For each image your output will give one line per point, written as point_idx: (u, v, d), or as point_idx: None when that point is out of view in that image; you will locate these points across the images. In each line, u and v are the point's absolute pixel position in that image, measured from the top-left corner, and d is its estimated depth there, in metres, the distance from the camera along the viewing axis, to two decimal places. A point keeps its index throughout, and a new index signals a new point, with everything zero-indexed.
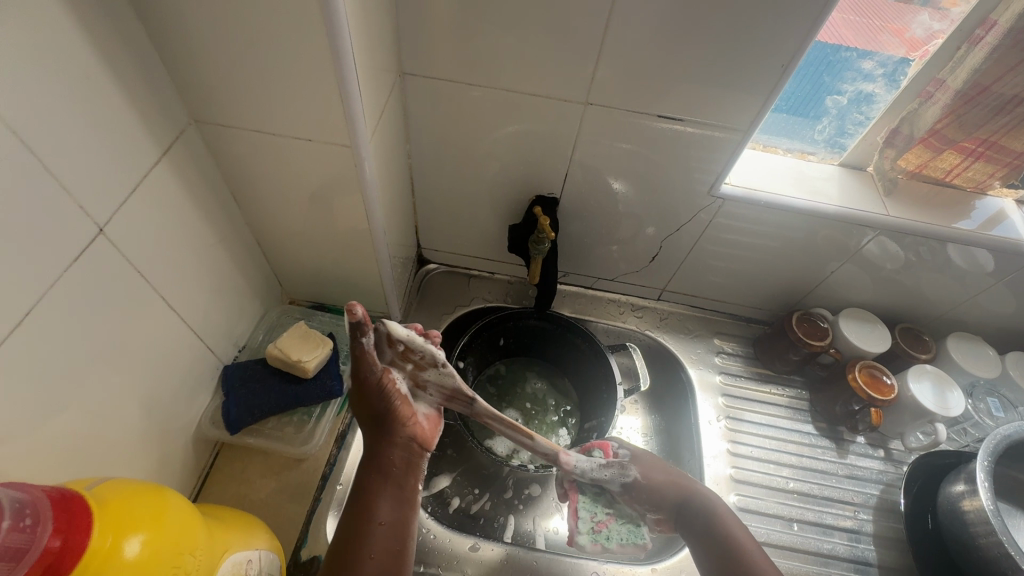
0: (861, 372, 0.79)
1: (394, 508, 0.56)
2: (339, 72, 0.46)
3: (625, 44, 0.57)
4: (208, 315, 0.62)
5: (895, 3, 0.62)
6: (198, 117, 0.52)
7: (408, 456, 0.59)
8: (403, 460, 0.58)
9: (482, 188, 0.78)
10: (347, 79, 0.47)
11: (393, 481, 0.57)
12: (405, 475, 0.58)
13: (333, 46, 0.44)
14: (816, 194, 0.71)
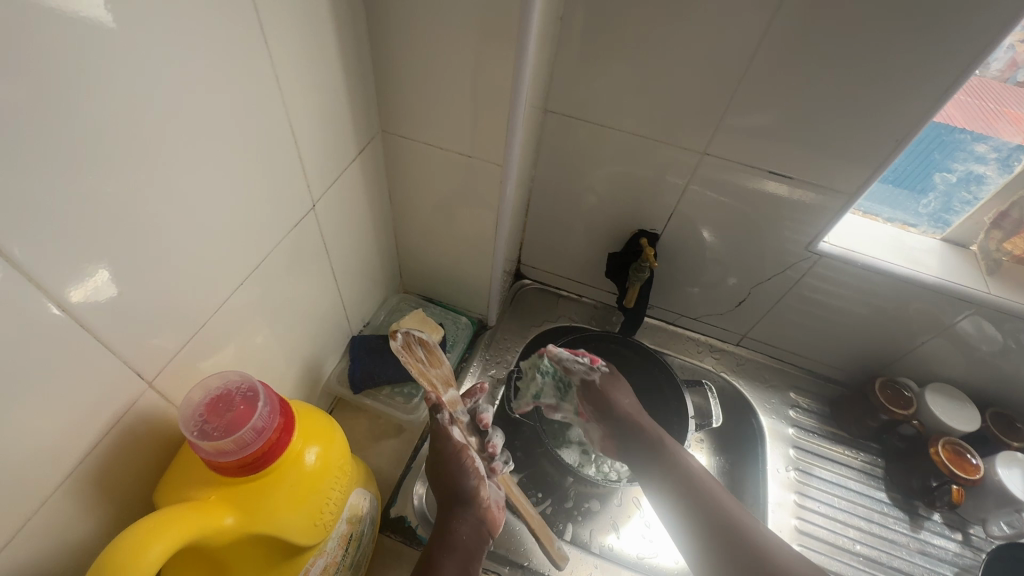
0: (944, 447, 0.79)
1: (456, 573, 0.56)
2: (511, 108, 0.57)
3: (750, 107, 0.64)
4: (352, 290, 0.73)
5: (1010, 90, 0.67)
6: (385, 127, 0.65)
7: (472, 527, 0.60)
8: (469, 532, 0.60)
9: (588, 217, 0.87)
10: (515, 113, 0.57)
11: (455, 548, 0.58)
12: (468, 544, 0.59)
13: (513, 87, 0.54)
14: (915, 264, 0.74)
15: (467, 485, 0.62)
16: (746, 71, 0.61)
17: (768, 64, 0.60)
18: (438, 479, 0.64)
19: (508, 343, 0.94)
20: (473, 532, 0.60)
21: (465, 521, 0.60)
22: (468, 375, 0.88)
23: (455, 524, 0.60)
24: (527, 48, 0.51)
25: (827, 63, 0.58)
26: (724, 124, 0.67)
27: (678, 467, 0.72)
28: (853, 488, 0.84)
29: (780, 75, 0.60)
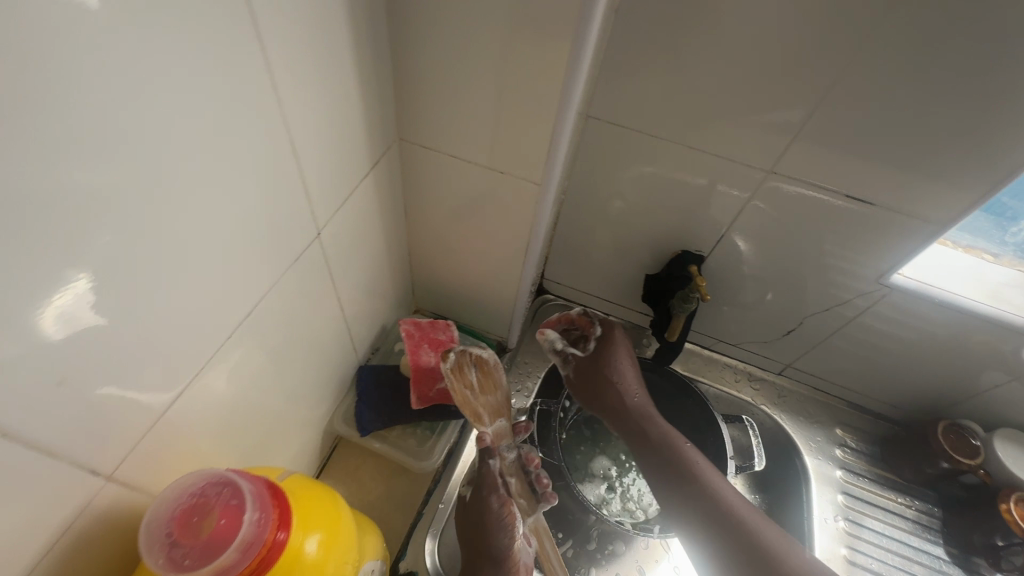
0: (1018, 507, 0.70)
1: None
2: (558, 122, 0.48)
3: (833, 122, 0.55)
4: (361, 317, 0.65)
5: None
6: (403, 135, 0.55)
7: None
8: None
9: (624, 233, 0.78)
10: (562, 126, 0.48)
11: None
12: None
13: (563, 98, 0.45)
14: (1001, 303, 0.65)
15: (498, 541, 0.57)
16: (836, 80, 0.52)
17: (864, 73, 0.50)
18: (469, 525, 0.60)
19: (530, 367, 0.86)
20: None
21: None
22: None
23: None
24: (584, 53, 0.42)
25: (939, 76, 0.48)
26: (799, 140, 0.58)
27: (742, 534, 0.59)
28: (907, 541, 0.77)
29: (878, 86, 0.51)
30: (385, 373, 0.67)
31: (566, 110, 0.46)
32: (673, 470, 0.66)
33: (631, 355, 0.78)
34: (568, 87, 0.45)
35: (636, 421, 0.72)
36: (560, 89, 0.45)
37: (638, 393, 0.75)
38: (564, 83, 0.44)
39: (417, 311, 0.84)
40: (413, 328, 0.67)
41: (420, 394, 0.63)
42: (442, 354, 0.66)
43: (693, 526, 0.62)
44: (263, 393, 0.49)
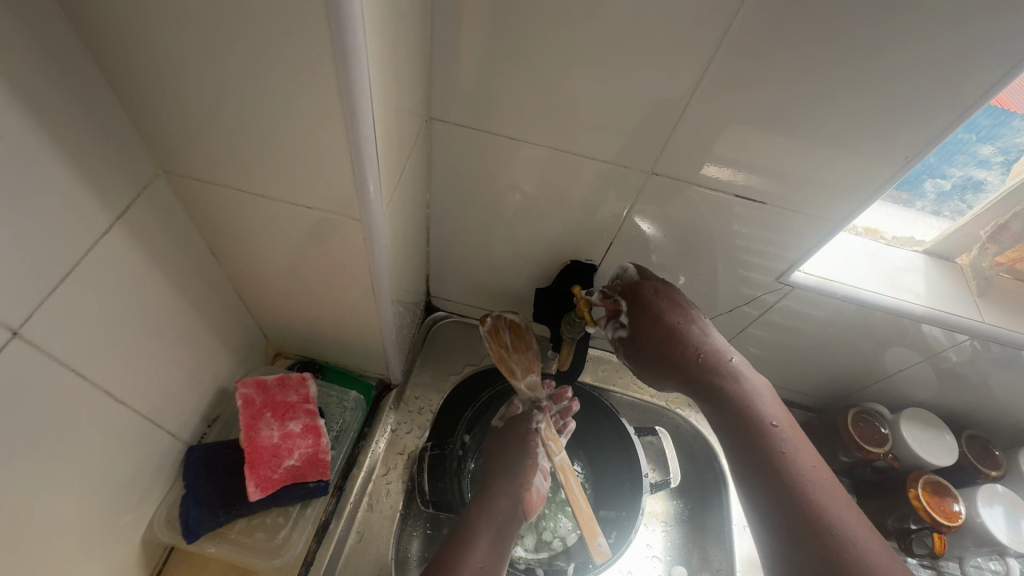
0: (924, 486, 0.69)
1: (492, 543, 0.57)
2: (353, 141, 0.36)
3: (716, 102, 0.48)
4: (174, 393, 0.51)
5: None
6: (168, 167, 0.42)
7: (512, 507, 0.61)
8: (507, 508, 0.61)
9: (508, 244, 0.68)
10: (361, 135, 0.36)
11: (493, 521, 0.59)
12: (505, 522, 0.60)
13: (350, 111, 0.34)
14: (900, 291, 0.61)
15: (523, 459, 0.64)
16: (714, 54, 0.45)
17: (744, 45, 0.44)
18: (499, 454, 0.66)
19: (423, 401, 0.75)
20: (512, 504, 0.61)
21: (507, 494, 0.62)
22: (368, 454, 0.67)
23: (496, 496, 0.61)
24: (357, 49, 0.31)
25: (824, 46, 0.43)
26: (682, 124, 0.51)
27: (793, 500, 0.46)
28: None
29: (760, 59, 0.44)
30: (224, 452, 0.55)
31: (362, 126, 0.35)
32: (742, 423, 0.51)
33: (674, 296, 0.60)
34: (353, 97, 0.33)
35: (688, 355, 0.55)
36: (343, 98, 0.34)
37: (706, 334, 0.57)
38: (345, 89, 0.33)
39: (277, 354, 0.70)
40: (254, 392, 0.55)
41: (258, 480, 0.51)
42: (289, 424, 0.54)
43: (733, 450, 0.51)
44: (10, 518, 0.36)
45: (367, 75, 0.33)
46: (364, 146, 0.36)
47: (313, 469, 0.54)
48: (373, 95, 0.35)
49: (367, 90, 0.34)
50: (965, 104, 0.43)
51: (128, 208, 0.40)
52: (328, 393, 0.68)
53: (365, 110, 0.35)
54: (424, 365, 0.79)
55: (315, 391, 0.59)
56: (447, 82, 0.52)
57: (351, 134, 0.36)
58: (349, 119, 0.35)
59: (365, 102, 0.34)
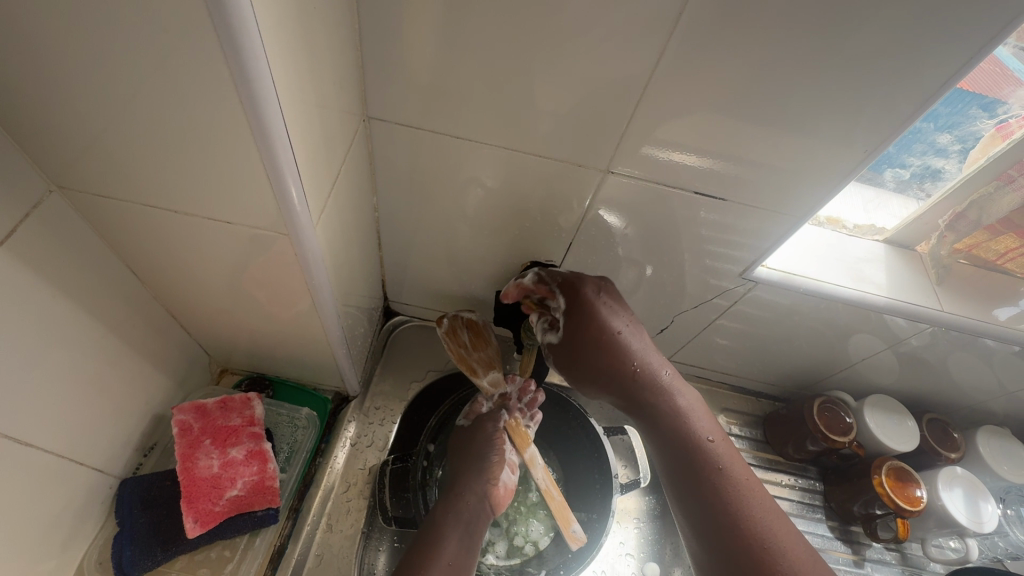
0: (888, 472, 0.70)
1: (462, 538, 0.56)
2: (264, 149, 0.34)
3: (672, 91, 0.46)
4: (100, 422, 0.48)
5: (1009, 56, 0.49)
6: (61, 181, 0.39)
7: (480, 504, 0.60)
8: (475, 505, 0.60)
9: (464, 246, 0.66)
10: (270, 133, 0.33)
11: (460, 520, 0.58)
12: (473, 521, 0.59)
13: (254, 119, 0.33)
14: (863, 282, 0.61)
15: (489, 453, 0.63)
16: (668, 40, 0.42)
17: (700, 30, 0.41)
18: (461, 453, 0.64)
19: (384, 411, 0.71)
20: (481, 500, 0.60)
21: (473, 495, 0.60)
22: (326, 472, 0.64)
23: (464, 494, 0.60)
24: (249, 40, 0.29)
25: (782, 30, 0.40)
26: (638, 115, 0.48)
27: (716, 504, 0.50)
28: None
29: (716, 46, 0.42)
30: (161, 484, 0.52)
31: (275, 135, 0.34)
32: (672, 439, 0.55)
33: (616, 300, 0.58)
34: (257, 104, 0.32)
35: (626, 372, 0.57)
36: (246, 107, 0.32)
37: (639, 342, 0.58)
38: (247, 96, 0.31)
39: (222, 371, 0.66)
40: (192, 418, 0.53)
41: (197, 515, 0.50)
42: (230, 451, 0.53)
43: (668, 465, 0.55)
44: None
45: (272, 82, 0.32)
46: (279, 155, 0.35)
47: (259, 497, 0.53)
48: (282, 101, 0.33)
49: (275, 97, 0.32)
50: (926, 91, 0.42)
51: (16, 229, 0.36)
52: (277, 411, 0.64)
53: (273, 118, 0.33)
54: (384, 372, 0.75)
55: (261, 413, 0.57)
56: (387, 75, 0.48)
57: (260, 142, 0.34)
58: (256, 128, 0.33)
59: (275, 110, 0.33)
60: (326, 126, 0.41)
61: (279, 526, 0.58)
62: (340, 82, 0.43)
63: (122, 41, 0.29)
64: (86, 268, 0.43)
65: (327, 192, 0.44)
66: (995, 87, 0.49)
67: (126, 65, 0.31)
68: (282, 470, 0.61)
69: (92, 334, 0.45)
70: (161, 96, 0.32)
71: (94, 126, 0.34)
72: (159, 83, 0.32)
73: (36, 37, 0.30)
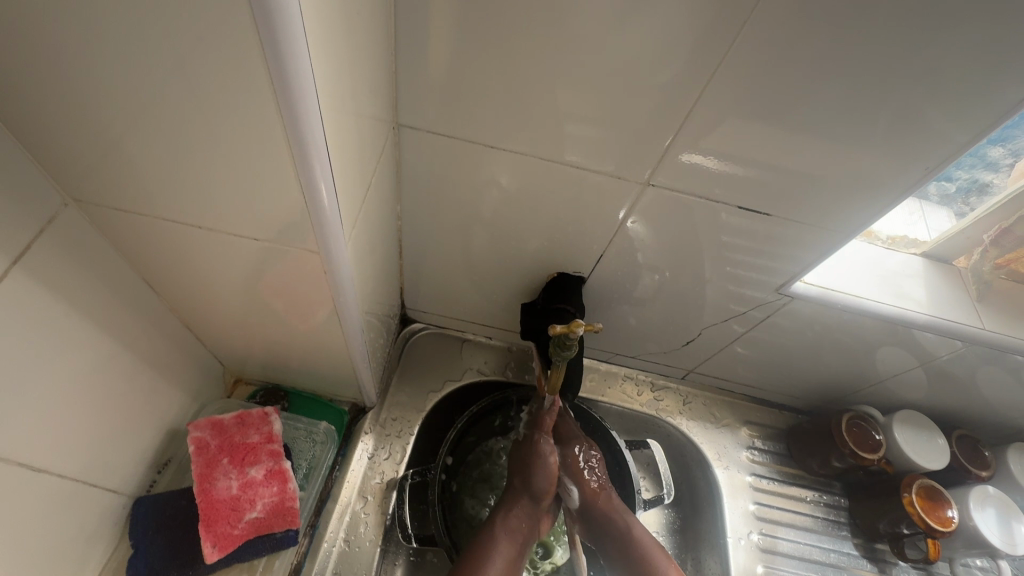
0: (918, 491, 0.68)
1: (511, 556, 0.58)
2: (301, 163, 0.33)
3: (726, 99, 0.44)
4: (115, 438, 0.46)
5: None
6: (78, 193, 0.36)
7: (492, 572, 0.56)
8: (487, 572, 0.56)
9: (488, 255, 0.64)
10: (305, 146, 0.31)
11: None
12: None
13: (294, 133, 0.31)
14: (901, 299, 0.60)
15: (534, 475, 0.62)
16: (728, 47, 0.40)
17: (763, 36, 0.39)
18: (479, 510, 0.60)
19: (401, 422, 0.69)
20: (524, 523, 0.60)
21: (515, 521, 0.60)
22: (343, 487, 0.62)
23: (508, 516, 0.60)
24: (294, 49, 0.27)
25: (849, 37, 0.39)
26: (686, 124, 0.46)
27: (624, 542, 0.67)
28: (819, 543, 0.73)
29: (777, 52, 0.40)
30: (176, 502, 0.50)
31: (315, 149, 0.32)
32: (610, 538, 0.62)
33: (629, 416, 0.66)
34: (299, 117, 0.30)
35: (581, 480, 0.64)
36: (286, 119, 0.30)
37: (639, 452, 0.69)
38: (289, 110, 0.30)
39: (236, 381, 0.64)
40: (209, 436, 0.52)
41: (215, 539, 0.48)
42: (249, 471, 0.51)
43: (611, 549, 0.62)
44: None
45: (316, 96, 0.30)
46: (317, 170, 0.33)
47: (278, 518, 0.52)
48: (324, 113, 0.32)
49: (317, 111, 0.30)
50: (997, 104, 0.41)
51: (30, 244, 0.34)
52: (293, 423, 0.62)
53: (314, 131, 0.31)
54: (401, 382, 0.73)
55: (279, 428, 0.55)
56: (423, 79, 0.46)
57: (298, 155, 0.32)
58: (295, 141, 0.31)
59: (316, 123, 0.31)
60: (362, 136, 0.39)
61: (297, 544, 0.56)
62: (376, 88, 0.41)
63: (162, 46, 0.27)
64: (104, 280, 0.41)
65: (358, 205, 0.42)
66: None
67: (162, 72, 0.29)
68: (299, 486, 0.59)
69: (108, 349, 0.43)
70: (198, 105, 0.30)
71: (122, 136, 0.32)
72: (197, 92, 0.30)
73: (69, 41, 0.27)
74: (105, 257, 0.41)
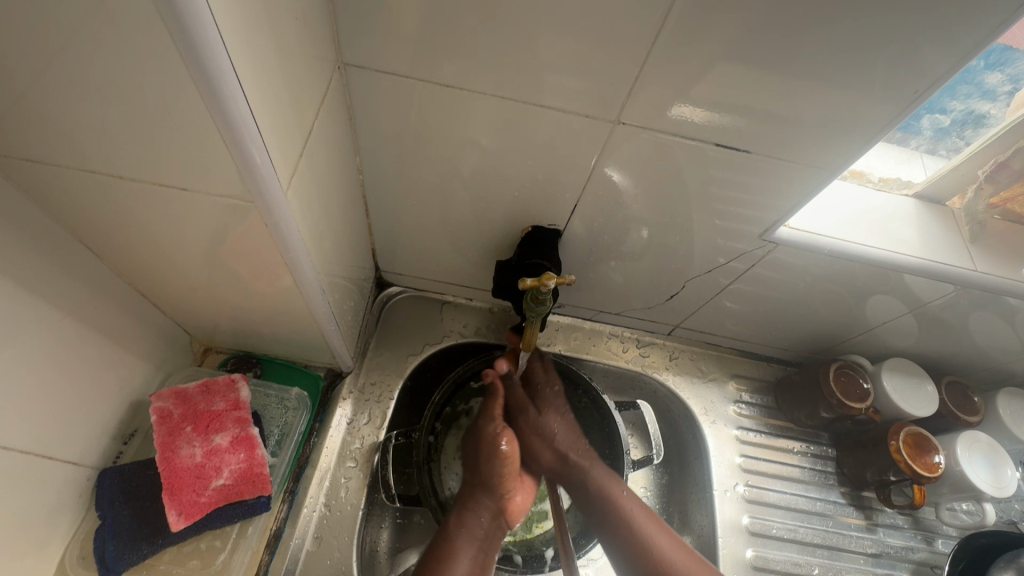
0: (905, 439, 0.67)
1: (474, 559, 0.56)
2: (211, 100, 0.29)
3: (698, 23, 0.39)
4: (67, 414, 0.44)
5: None
6: None
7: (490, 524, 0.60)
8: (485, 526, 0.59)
9: (458, 211, 0.61)
10: (212, 83, 0.28)
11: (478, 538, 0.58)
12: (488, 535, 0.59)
13: (197, 67, 0.27)
14: (891, 241, 0.57)
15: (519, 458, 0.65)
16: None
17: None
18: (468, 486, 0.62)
19: (380, 387, 0.68)
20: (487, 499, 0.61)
21: (487, 505, 0.60)
22: (323, 453, 0.61)
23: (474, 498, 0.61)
24: None
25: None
26: (656, 53, 0.42)
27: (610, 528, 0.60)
28: (806, 493, 0.73)
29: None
30: (141, 473, 0.49)
31: (224, 83, 0.28)
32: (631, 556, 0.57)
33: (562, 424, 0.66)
34: (197, 45, 0.26)
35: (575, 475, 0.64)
36: (182, 47, 0.26)
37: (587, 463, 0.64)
38: (184, 37, 0.26)
39: (206, 350, 0.62)
40: (172, 405, 0.50)
41: (180, 507, 0.48)
42: (214, 439, 0.50)
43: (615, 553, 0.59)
44: None
45: (212, 20, 0.26)
46: (230, 108, 0.30)
47: (248, 486, 0.51)
48: (227, 40, 0.28)
49: (215, 33, 0.27)
50: (1000, 15, 0.36)
51: None
52: (264, 392, 0.61)
53: (219, 59, 0.27)
54: (379, 346, 0.71)
55: (246, 395, 0.54)
56: (365, 15, 0.42)
57: (206, 94, 0.29)
58: (197, 71, 0.28)
59: (219, 51, 0.27)
60: (289, 74, 0.35)
61: (273, 511, 0.56)
62: (305, 20, 0.37)
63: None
64: (28, 245, 0.38)
65: (299, 156, 0.39)
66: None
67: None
68: (272, 453, 0.58)
69: (45, 319, 0.41)
70: (82, 35, 0.26)
71: (11, 79, 0.29)
72: (75, 17, 0.26)
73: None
74: (28, 220, 0.38)
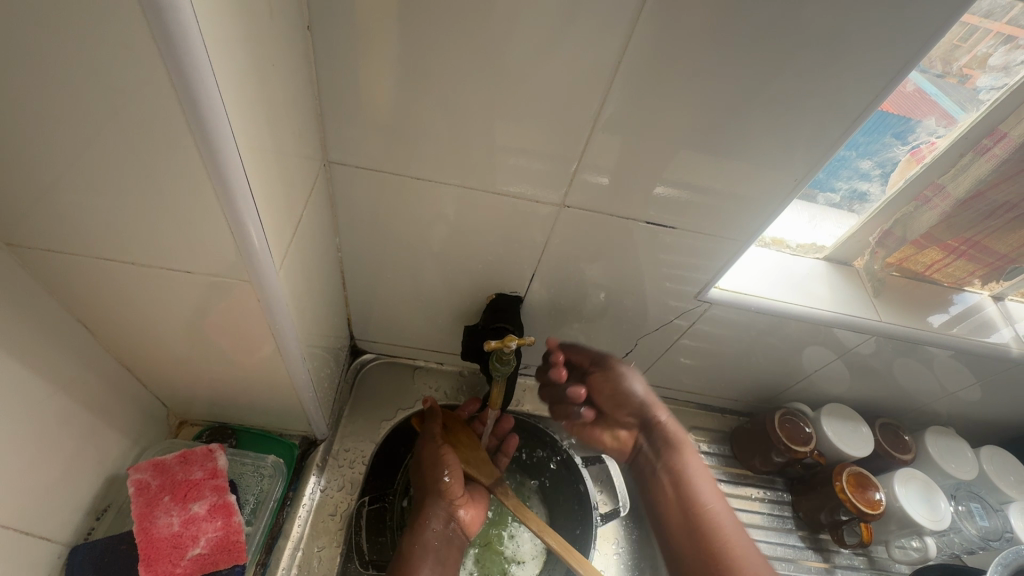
0: (848, 478, 0.73)
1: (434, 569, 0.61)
2: (225, 200, 0.35)
3: (622, 124, 0.49)
4: (46, 488, 0.45)
5: (927, 101, 0.54)
6: (8, 238, 0.38)
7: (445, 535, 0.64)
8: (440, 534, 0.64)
9: (429, 282, 0.67)
10: (226, 187, 0.34)
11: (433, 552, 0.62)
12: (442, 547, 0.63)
13: (217, 174, 0.33)
14: (808, 298, 0.66)
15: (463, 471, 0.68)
16: (614, 74, 0.45)
17: (643, 66, 0.44)
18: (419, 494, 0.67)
19: (353, 453, 0.70)
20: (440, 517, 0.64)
21: (439, 514, 0.64)
22: (294, 523, 0.62)
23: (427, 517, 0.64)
24: (210, 102, 0.30)
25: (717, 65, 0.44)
26: (592, 148, 0.51)
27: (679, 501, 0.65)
28: (766, 538, 0.76)
29: (659, 80, 0.45)
30: (113, 548, 0.48)
31: (234, 185, 0.34)
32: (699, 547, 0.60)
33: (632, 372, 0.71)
34: (220, 160, 0.33)
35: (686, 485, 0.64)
36: (207, 160, 0.33)
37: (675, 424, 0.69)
38: (209, 154, 0.32)
39: (182, 423, 0.64)
40: (150, 476, 0.52)
41: None
42: (191, 507, 0.52)
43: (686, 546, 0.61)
44: None
45: (232, 139, 0.33)
46: (240, 204, 0.35)
47: (223, 555, 0.51)
48: (241, 153, 0.34)
49: (234, 148, 0.33)
50: (847, 120, 0.47)
51: None
52: (238, 462, 0.62)
53: (233, 166, 0.34)
54: (352, 413, 0.74)
55: (224, 463, 0.56)
56: (349, 121, 0.50)
57: (221, 195, 0.35)
58: (214, 177, 0.34)
59: (235, 161, 0.34)
60: (285, 173, 0.42)
61: None
62: (298, 130, 0.45)
63: (73, 93, 0.29)
64: (31, 323, 0.41)
65: (289, 241, 0.45)
66: (918, 110, 0.54)
67: (80, 123, 0.31)
68: (246, 522, 0.59)
69: (37, 391, 0.43)
70: (118, 150, 0.32)
71: (47, 185, 0.34)
72: (113, 137, 0.32)
73: None
74: (35, 300, 0.42)
